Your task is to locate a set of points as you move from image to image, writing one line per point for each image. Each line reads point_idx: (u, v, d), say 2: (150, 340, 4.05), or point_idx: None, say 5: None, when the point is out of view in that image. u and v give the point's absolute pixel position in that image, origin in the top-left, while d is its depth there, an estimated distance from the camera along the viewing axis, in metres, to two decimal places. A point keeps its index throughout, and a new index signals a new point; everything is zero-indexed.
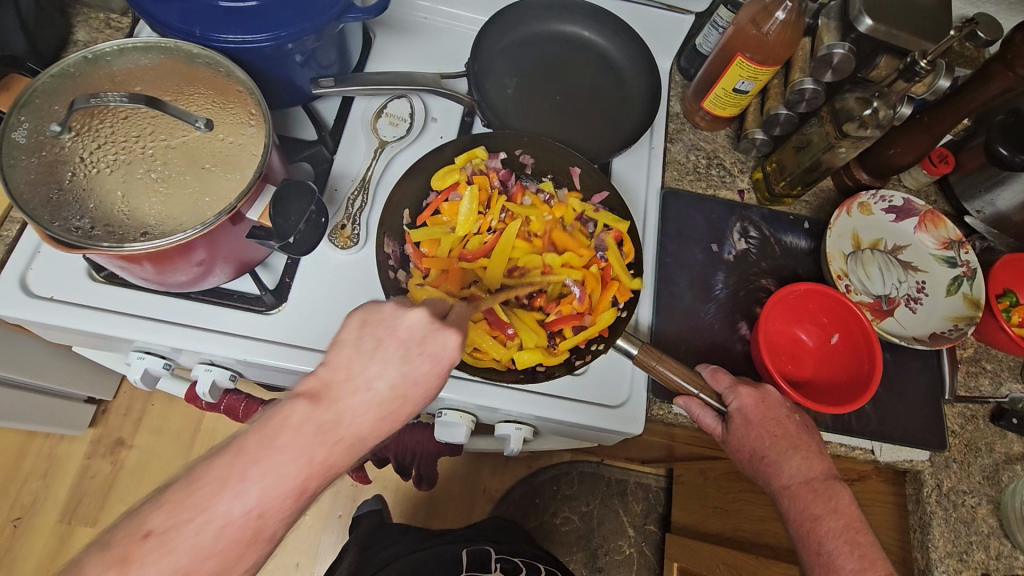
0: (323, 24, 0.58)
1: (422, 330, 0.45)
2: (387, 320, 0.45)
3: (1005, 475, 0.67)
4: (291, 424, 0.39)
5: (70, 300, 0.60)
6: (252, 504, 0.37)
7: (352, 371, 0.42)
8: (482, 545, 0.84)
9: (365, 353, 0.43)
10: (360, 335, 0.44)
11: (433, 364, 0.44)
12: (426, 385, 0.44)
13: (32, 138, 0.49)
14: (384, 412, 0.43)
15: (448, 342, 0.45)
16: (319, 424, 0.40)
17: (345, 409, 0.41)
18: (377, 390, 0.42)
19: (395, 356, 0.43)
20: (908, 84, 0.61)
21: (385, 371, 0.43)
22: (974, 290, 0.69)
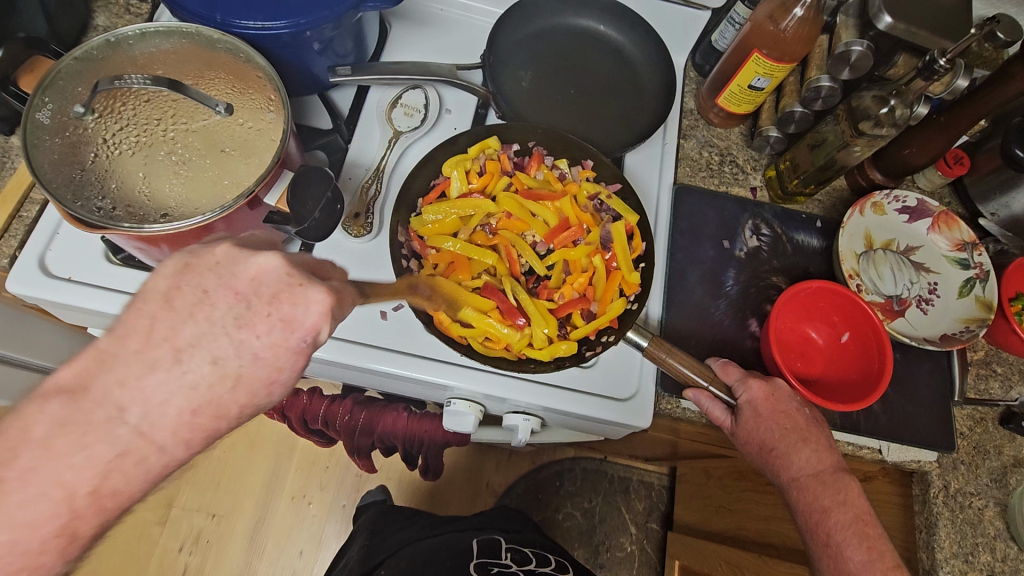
0: (342, 13, 0.59)
1: (276, 286, 0.37)
2: (220, 268, 0.36)
3: (1013, 478, 0.67)
4: (41, 432, 0.31)
5: (88, 282, 0.61)
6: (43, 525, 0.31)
7: (160, 333, 0.34)
8: (491, 534, 0.85)
9: (182, 312, 0.35)
10: (181, 287, 0.35)
11: (286, 334, 0.37)
12: (272, 361, 0.36)
13: (55, 119, 0.49)
14: (200, 404, 0.35)
15: (311, 303, 0.37)
16: (83, 425, 0.32)
17: (133, 400, 0.33)
18: (198, 370, 0.34)
19: (227, 317, 0.35)
20: (926, 83, 0.58)
21: (210, 341, 0.35)
22: (987, 292, 0.69)
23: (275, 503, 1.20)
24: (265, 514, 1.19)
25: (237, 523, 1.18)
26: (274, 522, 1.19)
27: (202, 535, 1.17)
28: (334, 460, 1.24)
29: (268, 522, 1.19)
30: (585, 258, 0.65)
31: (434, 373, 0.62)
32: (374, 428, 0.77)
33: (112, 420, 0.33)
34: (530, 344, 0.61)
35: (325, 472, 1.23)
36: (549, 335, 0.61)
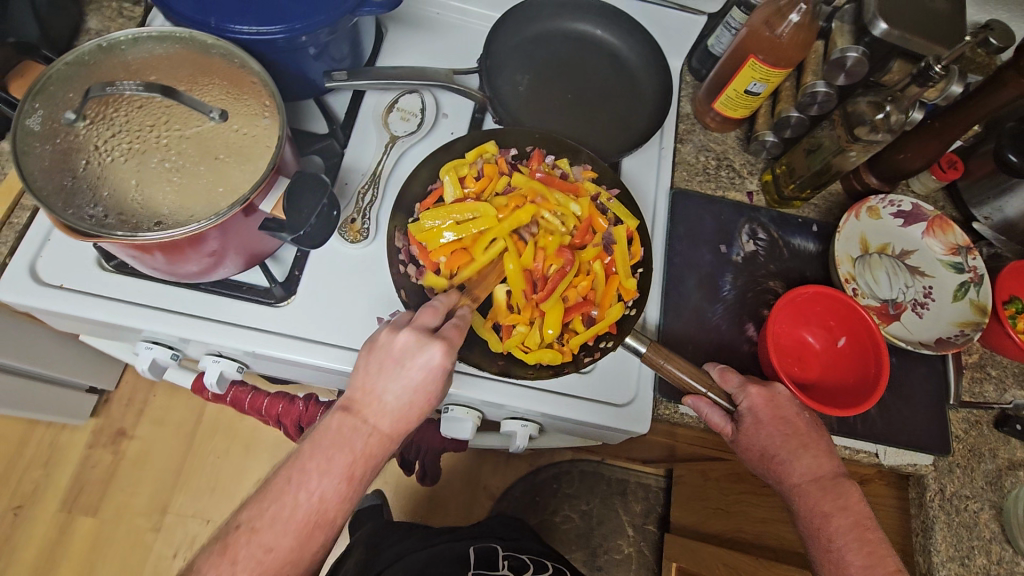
0: (338, 18, 0.58)
1: (413, 348, 0.53)
2: (384, 345, 0.53)
3: (1008, 480, 0.68)
4: (333, 431, 0.52)
5: (80, 289, 0.60)
6: (315, 487, 0.50)
7: (366, 386, 0.53)
8: (488, 543, 0.85)
9: (374, 373, 0.53)
10: (371, 357, 0.53)
11: (431, 377, 0.53)
12: (428, 391, 0.53)
13: (46, 125, 0.49)
14: (398, 420, 0.53)
15: (433, 354, 0.52)
16: (349, 430, 0.52)
17: (371, 416, 0.53)
18: (396, 402, 0.53)
19: (396, 371, 0.52)
20: (921, 89, 0.60)
21: (392, 384, 0.52)
22: (982, 296, 0.69)
23: None
24: None
25: None
26: None
27: (196, 541, 1.16)
28: None
29: None
30: (584, 262, 0.65)
31: None
32: None
33: (358, 432, 0.52)
34: (525, 347, 0.62)
35: None
36: (544, 338, 0.62)
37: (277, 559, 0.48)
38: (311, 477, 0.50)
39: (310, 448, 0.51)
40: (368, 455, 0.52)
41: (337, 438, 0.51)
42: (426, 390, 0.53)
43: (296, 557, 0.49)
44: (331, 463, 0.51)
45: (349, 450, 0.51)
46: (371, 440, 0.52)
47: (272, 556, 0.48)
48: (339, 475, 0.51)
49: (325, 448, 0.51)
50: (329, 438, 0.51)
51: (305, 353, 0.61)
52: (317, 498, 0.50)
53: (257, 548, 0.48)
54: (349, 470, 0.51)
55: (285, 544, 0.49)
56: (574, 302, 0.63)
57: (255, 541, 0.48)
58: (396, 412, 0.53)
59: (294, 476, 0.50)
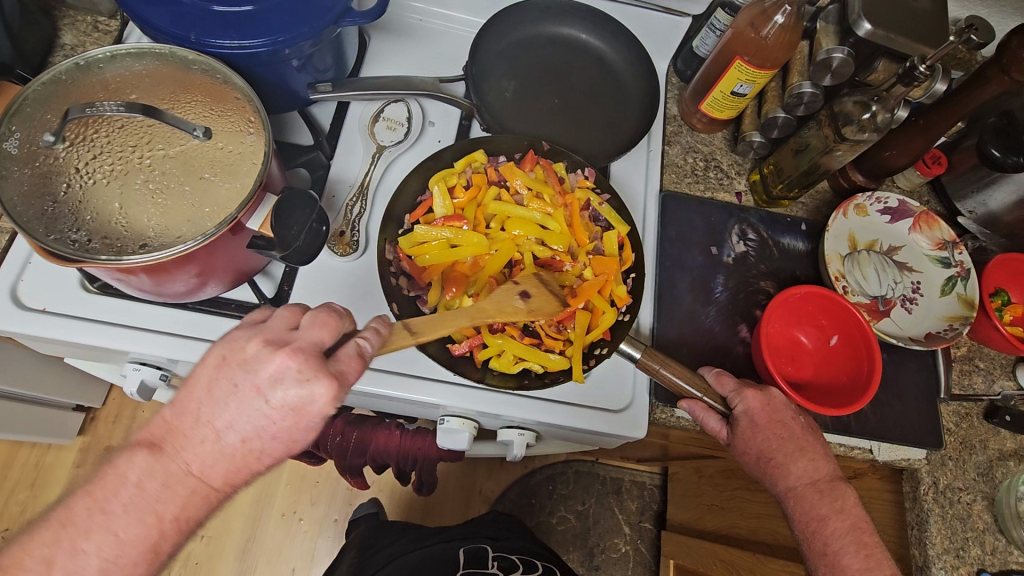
0: (321, 29, 0.57)
1: (288, 381, 0.39)
2: (247, 363, 0.39)
3: (998, 471, 0.69)
4: (125, 477, 0.38)
5: (65, 312, 0.59)
6: (94, 571, 0.37)
7: (199, 416, 0.39)
8: (477, 543, 0.84)
9: (218, 400, 0.39)
10: (216, 377, 0.39)
11: (298, 421, 0.39)
12: (289, 437, 0.40)
13: (23, 148, 0.47)
14: (239, 466, 0.40)
15: (317, 396, 0.39)
16: (158, 474, 0.38)
17: (193, 461, 0.39)
18: (234, 447, 0.39)
19: (252, 405, 0.39)
20: (907, 88, 0.59)
21: (239, 421, 0.39)
22: (969, 290, 0.70)
23: (266, 522, 1.18)
24: (255, 531, 1.17)
25: (227, 542, 1.16)
26: (263, 540, 1.17)
27: (190, 557, 1.14)
28: (324, 475, 1.22)
29: (257, 541, 1.17)
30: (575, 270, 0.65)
31: (425, 391, 0.61)
32: (366, 448, 0.76)
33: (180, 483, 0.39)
34: (512, 364, 0.60)
35: (314, 488, 1.21)
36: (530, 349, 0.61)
37: None
38: (91, 563, 0.37)
39: (96, 486, 0.38)
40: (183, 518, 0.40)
41: (144, 492, 0.38)
42: (291, 445, 0.40)
43: None
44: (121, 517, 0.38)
45: (153, 514, 0.38)
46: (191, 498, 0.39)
47: None
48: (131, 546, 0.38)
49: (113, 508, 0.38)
50: (123, 499, 0.38)
51: None
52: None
53: None
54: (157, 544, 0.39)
55: None
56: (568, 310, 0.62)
57: None
58: (226, 459, 0.40)
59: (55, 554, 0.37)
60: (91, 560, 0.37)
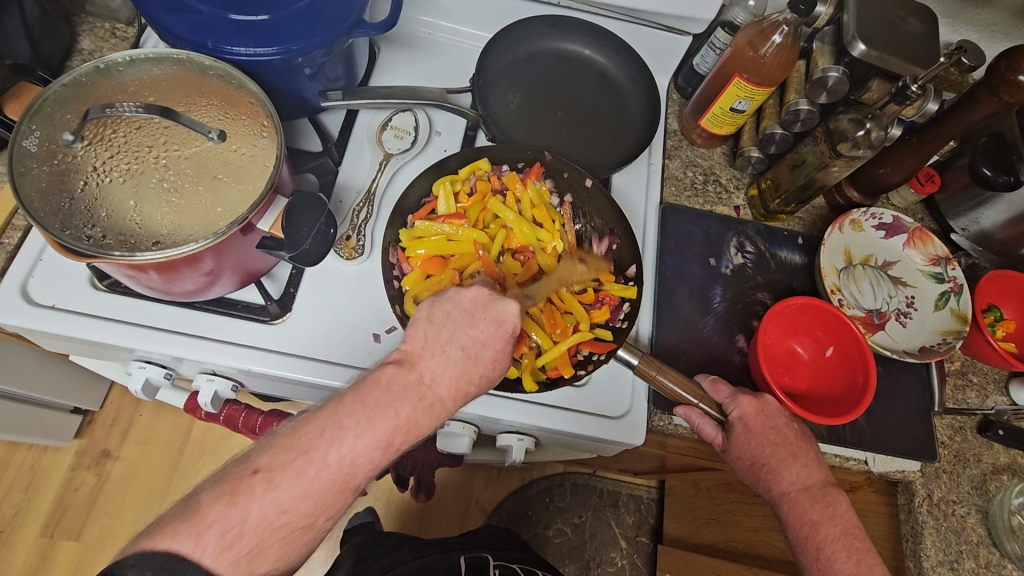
0: (333, 39, 0.59)
1: (483, 301, 0.51)
2: (450, 297, 0.51)
3: (992, 485, 0.70)
4: (380, 385, 0.45)
5: (73, 309, 0.60)
6: (349, 452, 0.43)
7: (429, 338, 0.48)
8: (478, 552, 0.85)
9: (438, 325, 0.49)
10: (449, 308, 0.50)
11: (497, 329, 0.50)
12: (495, 346, 0.50)
13: (43, 146, 0.49)
14: (462, 376, 0.48)
15: (508, 310, 0.51)
16: (400, 387, 0.46)
17: (427, 373, 0.47)
18: (457, 360, 0.48)
19: (463, 321, 0.49)
20: (899, 107, 0.62)
21: (458, 335, 0.49)
22: (962, 305, 0.71)
23: None
24: None
25: None
26: None
27: None
28: None
29: None
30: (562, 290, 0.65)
31: None
32: None
33: (422, 389, 0.46)
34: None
35: None
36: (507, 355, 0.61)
37: (290, 522, 0.41)
38: (346, 439, 0.43)
39: (346, 402, 0.44)
40: (413, 422, 0.45)
41: (399, 380, 0.46)
42: (495, 356, 0.50)
43: (309, 524, 0.42)
44: (331, 455, 0.42)
45: (393, 413, 0.44)
46: (416, 406, 0.45)
47: (285, 519, 0.40)
48: (405, 417, 0.45)
49: (365, 407, 0.44)
50: (374, 398, 0.44)
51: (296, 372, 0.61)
52: (342, 459, 0.42)
53: (270, 507, 0.40)
54: (312, 515, 0.42)
55: (274, 517, 0.40)
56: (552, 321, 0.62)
57: (269, 499, 0.40)
58: (456, 372, 0.48)
59: (323, 432, 0.42)
60: (329, 437, 0.42)
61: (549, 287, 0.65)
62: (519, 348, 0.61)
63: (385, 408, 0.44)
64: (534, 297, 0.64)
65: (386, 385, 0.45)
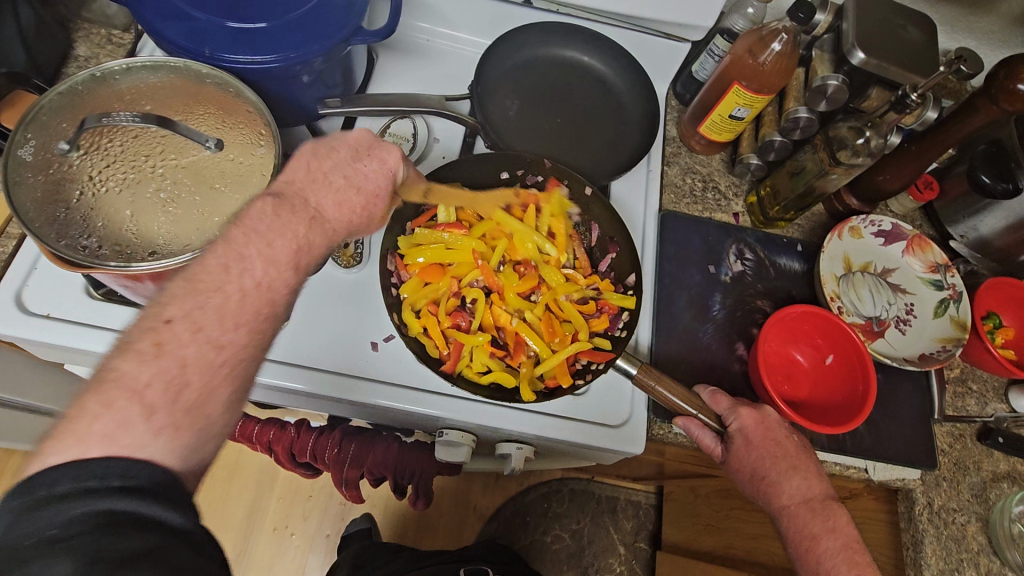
0: (332, 47, 0.59)
1: (369, 142, 0.49)
2: (339, 133, 0.49)
3: (992, 492, 0.69)
4: (259, 220, 0.42)
5: (68, 318, 0.59)
6: (262, 275, 0.41)
7: (311, 169, 0.46)
8: (479, 565, 0.84)
9: (324, 155, 0.47)
10: (334, 142, 0.48)
11: (386, 173, 0.49)
12: (381, 186, 0.49)
13: (38, 155, 0.48)
14: (347, 202, 0.47)
15: (392, 151, 0.50)
16: (279, 212, 0.43)
17: (316, 202, 0.45)
18: (346, 187, 0.47)
19: (348, 156, 0.48)
20: (898, 116, 0.62)
21: (340, 165, 0.47)
22: (961, 312, 0.71)
23: (257, 536, 1.16)
24: (246, 546, 1.16)
25: (217, 555, 1.14)
26: (255, 555, 1.15)
27: None
28: (317, 489, 1.21)
29: (249, 555, 1.15)
30: (560, 298, 0.66)
31: (424, 403, 0.61)
32: (364, 460, 0.75)
33: (308, 213, 0.44)
34: (480, 372, 0.62)
35: (307, 502, 1.20)
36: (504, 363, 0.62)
37: (231, 358, 0.38)
38: (257, 266, 0.41)
39: (235, 238, 0.41)
40: (310, 243, 0.44)
41: (279, 205, 0.43)
42: (378, 189, 0.49)
43: (252, 356, 0.40)
44: (237, 282, 0.40)
45: (290, 234, 0.42)
46: (314, 230, 0.44)
47: (225, 355, 0.38)
48: (298, 237, 0.43)
49: (253, 230, 0.41)
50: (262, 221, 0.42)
51: (293, 381, 0.60)
52: (260, 284, 0.40)
53: (205, 345, 0.37)
54: (253, 346, 0.40)
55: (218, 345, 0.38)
56: (549, 329, 0.64)
57: (200, 338, 0.37)
58: (342, 198, 0.46)
59: (223, 261, 0.40)
60: (241, 271, 0.40)
61: (550, 298, 0.66)
62: (516, 357, 0.63)
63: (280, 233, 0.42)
64: (534, 305, 0.65)
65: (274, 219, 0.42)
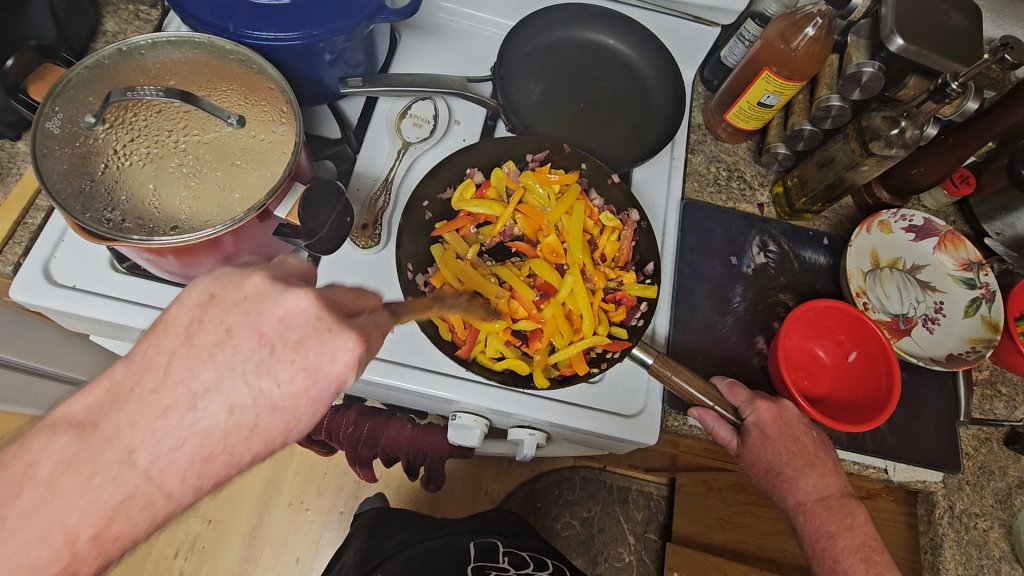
0: (355, 25, 0.58)
1: (303, 329, 0.33)
2: (247, 303, 0.33)
3: (1018, 499, 0.67)
4: (45, 469, 0.28)
5: (93, 290, 0.60)
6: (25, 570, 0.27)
7: (171, 372, 0.30)
8: (489, 537, 0.85)
9: (201, 355, 0.31)
10: (203, 320, 0.32)
11: (309, 382, 0.33)
12: (292, 414, 0.33)
13: (65, 128, 0.49)
14: (204, 453, 0.31)
15: (339, 350, 0.33)
16: (98, 460, 0.29)
17: (145, 442, 0.29)
18: (205, 418, 0.30)
19: (249, 361, 0.32)
20: (937, 105, 0.59)
21: (228, 382, 0.31)
22: (993, 313, 0.68)
23: (273, 509, 1.19)
24: (261, 519, 1.18)
25: (233, 528, 1.17)
26: (269, 528, 1.18)
27: (199, 540, 1.16)
28: (333, 466, 1.23)
29: (263, 528, 1.18)
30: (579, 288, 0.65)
31: (438, 384, 0.62)
32: (378, 440, 0.77)
33: (121, 462, 0.29)
34: (495, 358, 0.62)
35: (322, 478, 1.22)
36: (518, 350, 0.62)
37: None
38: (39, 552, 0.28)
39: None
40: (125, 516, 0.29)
41: (90, 456, 0.29)
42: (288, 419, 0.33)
43: None
44: None
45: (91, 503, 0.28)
46: (133, 496, 0.29)
47: None
48: (103, 514, 0.28)
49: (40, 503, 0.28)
50: (48, 486, 0.28)
51: None
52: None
53: None
54: None
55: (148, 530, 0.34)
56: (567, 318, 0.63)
57: None
58: (204, 454, 0.31)
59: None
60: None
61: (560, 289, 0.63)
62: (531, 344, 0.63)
63: (88, 488, 0.28)
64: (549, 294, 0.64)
65: (133, 381, 0.30)
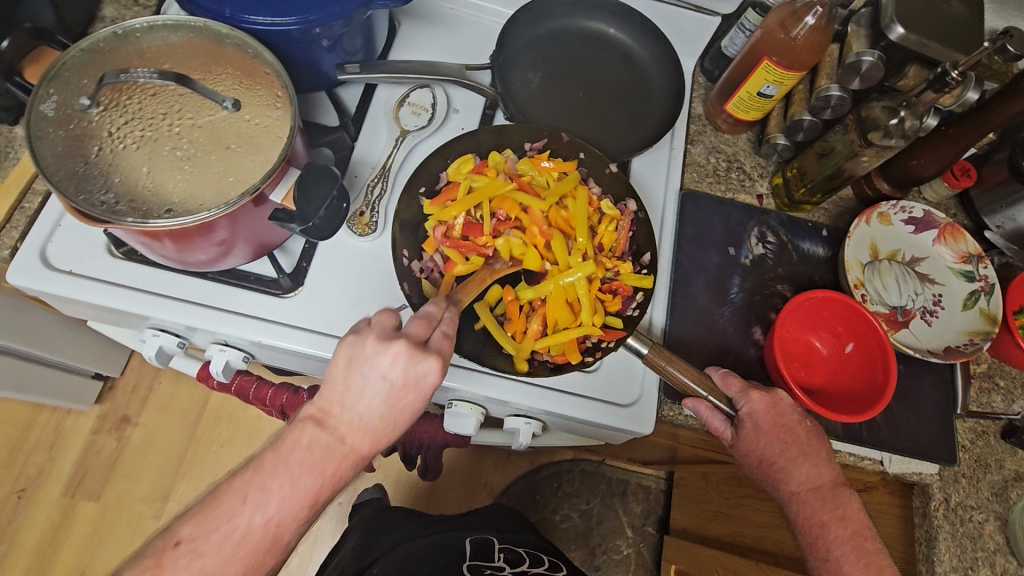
0: (352, 10, 0.58)
1: (405, 363, 0.47)
2: (368, 358, 0.47)
3: (1013, 492, 0.67)
4: (293, 448, 0.45)
5: (89, 274, 0.60)
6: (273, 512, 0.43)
7: (344, 402, 0.47)
8: (484, 534, 0.86)
9: (353, 388, 0.47)
10: (347, 363, 0.47)
11: (419, 392, 0.48)
12: (416, 405, 0.49)
13: (59, 111, 0.49)
14: (374, 432, 0.47)
15: (429, 368, 0.48)
16: (319, 451, 0.45)
17: (344, 434, 0.46)
18: (369, 417, 0.47)
19: (381, 389, 0.47)
20: (936, 95, 0.59)
21: (374, 401, 0.47)
22: (992, 305, 0.68)
23: None
24: None
25: None
26: None
27: None
28: None
29: None
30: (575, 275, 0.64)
31: None
32: None
33: (335, 447, 0.46)
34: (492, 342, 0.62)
35: None
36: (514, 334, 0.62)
37: None
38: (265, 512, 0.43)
39: (265, 464, 0.44)
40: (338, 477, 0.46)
41: (321, 442, 0.46)
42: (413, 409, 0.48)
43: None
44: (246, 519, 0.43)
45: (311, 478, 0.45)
46: (343, 462, 0.46)
47: None
48: (324, 478, 0.45)
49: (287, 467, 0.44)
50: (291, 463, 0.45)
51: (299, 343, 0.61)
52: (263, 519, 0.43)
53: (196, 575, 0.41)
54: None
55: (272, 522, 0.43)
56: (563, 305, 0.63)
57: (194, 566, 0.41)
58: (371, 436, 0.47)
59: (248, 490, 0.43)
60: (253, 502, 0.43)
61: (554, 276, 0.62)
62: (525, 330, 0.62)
63: (304, 477, 0.44)
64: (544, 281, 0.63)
65: (320, 412, 0.47)
